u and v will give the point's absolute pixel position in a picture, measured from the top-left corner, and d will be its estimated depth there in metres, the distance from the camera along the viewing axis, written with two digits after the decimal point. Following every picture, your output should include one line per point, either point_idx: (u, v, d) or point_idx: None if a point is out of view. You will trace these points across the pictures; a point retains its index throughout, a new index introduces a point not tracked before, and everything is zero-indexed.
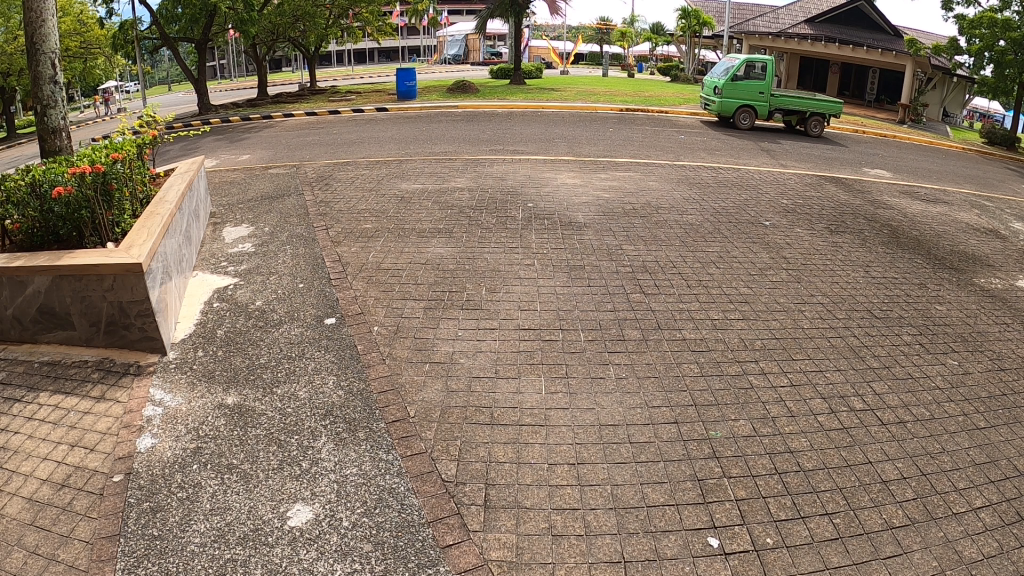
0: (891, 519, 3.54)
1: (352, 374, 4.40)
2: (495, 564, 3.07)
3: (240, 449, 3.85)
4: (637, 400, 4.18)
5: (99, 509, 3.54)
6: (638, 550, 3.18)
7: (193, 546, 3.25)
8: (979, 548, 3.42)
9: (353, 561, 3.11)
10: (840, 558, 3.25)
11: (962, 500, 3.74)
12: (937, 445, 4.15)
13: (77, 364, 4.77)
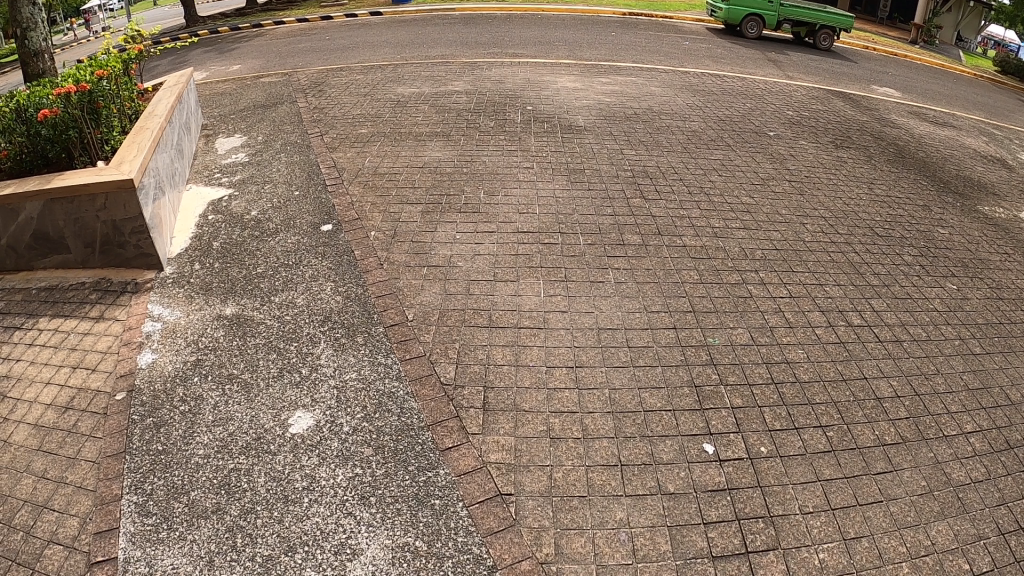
0: (883, 436, 3.63)
1: (350, 281, 4.37)
2: (494, 466, 3.14)
3: (240, 359, 3.86)
4: (636, 305, 4.18)
5: (104, 429, 3.61)
6: (635, 454, 3.23)
7: (197, 459, 3.37)
8: (967, 471, 3.49)
9: (355, 465, 3.19)
10: (832, 471, 3.36)
11: (953, 422, 3.80)
12: (931, 367, 4.19)
13: (75, 287, 4.78)
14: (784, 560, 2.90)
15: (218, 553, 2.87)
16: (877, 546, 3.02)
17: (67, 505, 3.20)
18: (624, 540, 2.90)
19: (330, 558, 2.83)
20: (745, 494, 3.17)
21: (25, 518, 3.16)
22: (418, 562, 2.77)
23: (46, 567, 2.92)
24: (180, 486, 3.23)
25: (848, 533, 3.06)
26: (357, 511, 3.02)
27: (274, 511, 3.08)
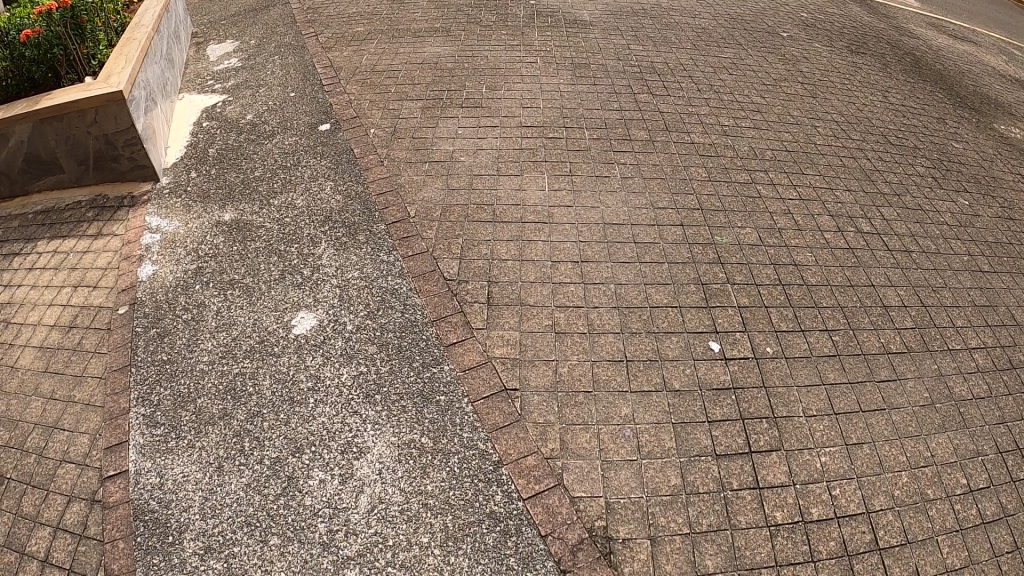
0: (888, 343, 3.68)
1: (350, 179, 4.30)
2: (499, 361, 3.13)
3: (241, 263, 3.81)
4: (643, 201, 4.10)
5: (108, 343, 3.67)
6: (640, 350, 3.21)
7: (202, 366, 3.43)
8: (970, 386, 3.56)
9: (358, 363, 3.18)
10: (836, 376, 3.42)
11: (958, 337, 3.82)
12: (939, 280, 4.15)
13: (71, 207, 4.72)
14: (785, 461, 3.02)
15: (227, 460, 3.04)
16: (878, 452, 3.15)
17: (76, 424, 3.29)
18: (628, 437, 2.93)
19: (336, 458, 2.93)
20: (750, 395, 3.18)
21: (37, 439, 3.25)
22: (424, 458, 2.85)
23: (61, 485, 3.05)
24: (187, 396, 3.34)
25: (850, 438, 3.18)
26: (362, 409, 3.03)
27: (280, 413, 3.14)
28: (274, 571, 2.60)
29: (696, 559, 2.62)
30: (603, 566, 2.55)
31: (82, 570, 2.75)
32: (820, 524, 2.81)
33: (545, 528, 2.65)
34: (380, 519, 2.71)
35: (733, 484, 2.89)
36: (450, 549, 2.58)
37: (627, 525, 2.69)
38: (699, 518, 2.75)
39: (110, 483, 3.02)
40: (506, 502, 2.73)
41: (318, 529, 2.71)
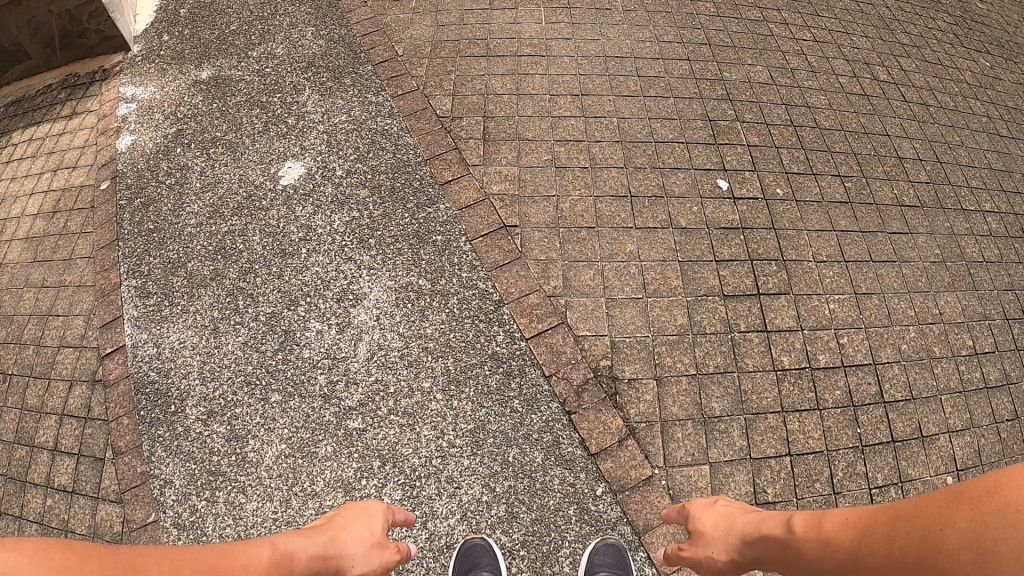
0: (902, 197, 3.51)
1: (332, 24, 4.02)
2: (497, 198, 2.98)
3: (222, 120, 3.61)
4: (647, 35, 3.82)
5: (94, 222, 3.51)
6: (645, 184, 3.06)
7: (191, 230, 3.30)
8: (982, 249, 3.45)
9: (351, 209, 3.04)
10: (847, 223, 3.28)
11: (973, 199, 3.65)
12: (955, 139, 3.93)
13: (43, 92, 4.47)
14: (794, 305, 2.94)
15: (222, 321, 2.99)
16: (886, 305, 3.10)
17: (70, 307, 3.24)
18: (634, 275, 2.78)
19: (333, 307, 2.82)
20: (759, 237, 3.03)
21: (33, 330, 3.18)
22: (422, 301, 2.73)
23: (60, 372, 3.04)
24: (177, 261, 3.24)
25: (860, 288, 3.11)
26: (357, 256, 2.90)
27: (273, 266, 3.02)
28: (277, 428, 2.67)
29: (702, 400, 2.61)
30: (609, 408, 2.53)
31: (92, 453, 2.81)
32: (826, 371, 2.82)
33: (549, 369, 2.58)
34: (380, 365, 2.66)
35: (741, 325, 2.78)
36: (452, 393, 2.56)
37: (632, 365, 2.61)
38: (706, 359, 2.68)
39: (108, 361, 3.00)
40: (509, 343, 2.63)
41: (317, 381, 2.72)
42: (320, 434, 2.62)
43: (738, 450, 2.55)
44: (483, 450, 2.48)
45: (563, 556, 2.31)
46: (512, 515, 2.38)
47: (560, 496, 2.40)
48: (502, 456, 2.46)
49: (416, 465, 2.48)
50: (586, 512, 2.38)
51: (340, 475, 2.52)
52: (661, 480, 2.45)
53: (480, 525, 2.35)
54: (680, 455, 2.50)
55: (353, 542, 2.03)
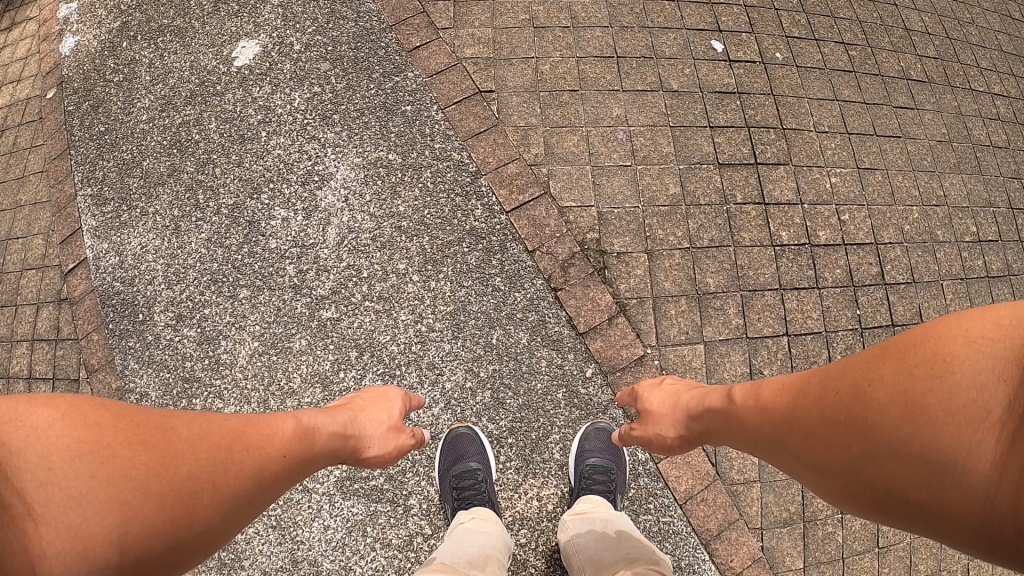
0: (908, 70, 3.25)
1: None
2: (470, 62, 2.73)
3: (169, 6, 3.29)
4: None
5: (43, 134, 3.21)
6: (633, 46, 2.80)
7: (143, 127, 3.00)
8: (989, 133, 3.23)
9: (312, 85, 2.80)
10: (851, 94, 3.04)
11: (982, 79, 3.39)
12: (966, 15, 3.60)
13: None
14: (793, 178, 2.73)
15: (183, 219, 2.75)
16: (890, 182, 2.91)
17: (28, 229, 2.99)
18: (621, 140, 2.57)
19: (297, 191, 2.62)
20: (758, 102, 2.81)
21: None
22: (393, 176, 2.52)
23: (26, 297, 2.85)
24: (130, 161, 2.95)
25: (862, 163, 2.90)
26: (321, 133, 2.69)
27: (232, 154, 2.80)
28: (248, 325, 2.49)
29: (697, 276, 2.37)
30: (598, 283, 2.31)
31: (67, 375, 2.67)
32: (826, 248, 2.65)
33: (531, 244, 2.37)
34: (352, 250, 2.43)
35: (737, 196, 2.57)
36: (429, 274, 2.34)
37: (622, 238, 2.39)
38: (700, 232, 2.45)
39: (72, 278, 2.79)
40: (488, 217, 2.42)
41: (286, 271, 2.50)
42: (293, 327, 2.41)
43: (736, 327, 2.36)
44: (465, 333, 2.25)
45: (553, 442, 2.16)
46: (498, 401, 2.19)
47: (548, 380, 2.21)
48: (485, 339, 2.24)
49: (396, 353, 2.25)
50: (575, 395, 2.20)
51: (317, 369, 2.33)
52: (654, 361, 2.25)
53: (465, 413, 2.18)
54: (673, 334, 2.29)
55: (371, 424, 1.87)
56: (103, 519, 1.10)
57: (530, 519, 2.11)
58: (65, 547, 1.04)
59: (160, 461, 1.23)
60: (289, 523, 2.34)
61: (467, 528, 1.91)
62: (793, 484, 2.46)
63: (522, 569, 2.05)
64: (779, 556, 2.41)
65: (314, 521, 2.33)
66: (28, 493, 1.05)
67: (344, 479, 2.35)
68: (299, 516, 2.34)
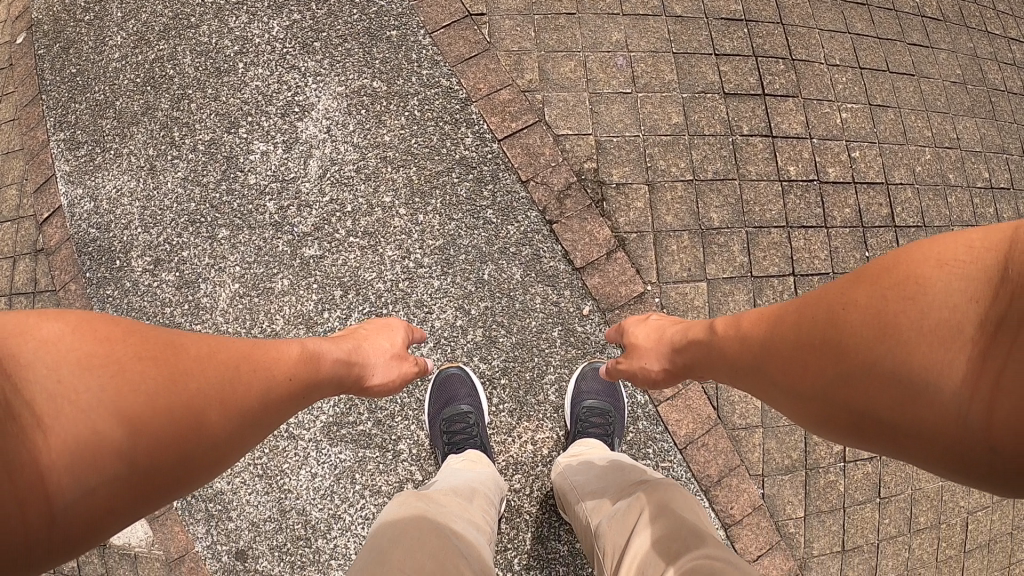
0: (924, 8, 3.06)
1: None
2: None
3: None
4: None
5: (14, 80, 2.88)
6: None
7: (115, 65, 2.78)
8: (1005, 78, 3.05)
9: (292, 13, 2.62)
10: (863, 27, 2.88)
11: (1000, 20, 3.20)
12: None
13: None
14: (802, 111, 2.58)
15: (158, 158, 2.59)
16: (902, 121, 2.76)
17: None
18: (622, 67, 2.41)
19: (277, 123, 2.47)
20: (766, 31, 2.65)
21: None
22: (378, 105, 2.37)
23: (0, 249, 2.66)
24: (103, 102, 2.74)
25: (874, 99, 2.75)
26: (301, 62, 2.52)
27: (207, 89, 2.63)
28: (228, 267, 2.36)
29: (701, 210, 2.24)
30: (596, 216, 2.18)
31: None
32: (836, 186, 2.51)
33: (525, 174, 2.23)
34: (335, 184, 2.29)
35: (744, 128, 2.43)
36: (417, 207, 2.20)
37: (622, 168, 2.25)
38: (704, 164, 2.31)
39: (47, 227, 2.62)
40: (478, 145, 2.27)
41: (266, 208, 2.37)
42: (275, 267, 2.28)
43: (740, 265, 2.23)
44: (456, 269, 2.13)
45: (548, 383, 2.05)
46: (491, 340, 2.08)
47: (543, 317, 2.09)
48: (476, 274, 2.12)
49: (382, 291, 2.14)
50: (572, 334, 2.08)
51: (300, 310, 2.20)
52: (654, 299, 2.13)
53: (456, 352, 2.06)
54: (675, 271, 2.17)
55: (372, 355, 1.76)
56: (112, 430, 0.97)
57: (524, 464, 2.01)
58: (75, 461, 0.92)
59: (168, 375, 1.10)
60: (276, 471, 2.24)
61: (457, 467, 1.81)
62: (795, 431, 2.34)
63: (516, 515, 1.97)
64: (780, 505, 2.32)
65: (302, 469, 2.23)
66: (30, 402, 0.92)
67: (331, 425, 2.23)
68: (286, 464, 2.23)
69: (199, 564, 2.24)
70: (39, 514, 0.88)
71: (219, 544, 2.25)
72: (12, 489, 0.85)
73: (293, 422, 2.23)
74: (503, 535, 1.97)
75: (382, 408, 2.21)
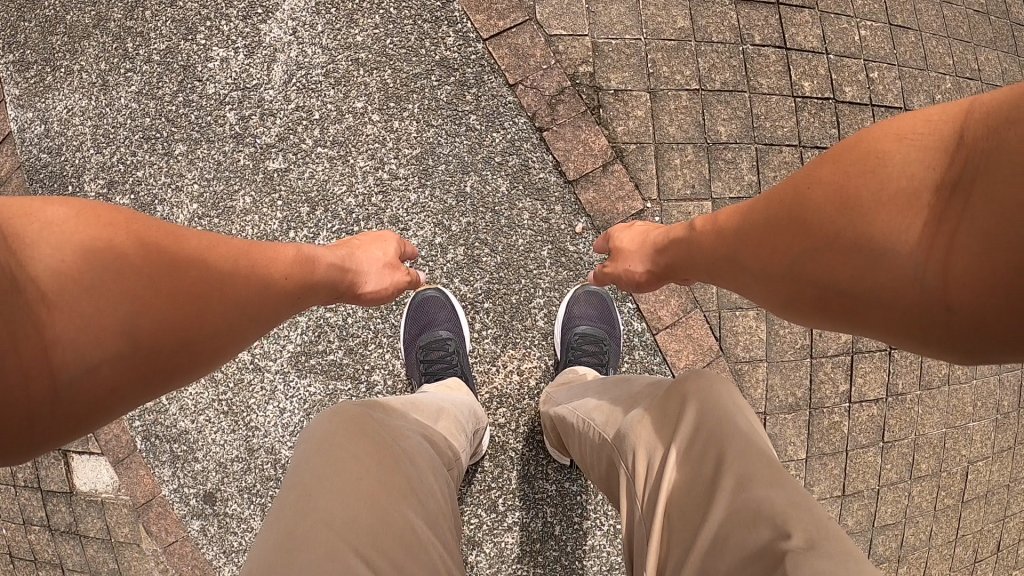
0: None
1: None
2: None
3: None
4: None
5: None
6: None
7: None
8: None
9: None
10: None
11: None
12: None
13: None
14: (818, 24, 2.33)
15: (111, 72, 2.24)
16: (923, 45, 2.46)
17: None
18: None
19: (238, 26, 2.19)
20: None
21: None
22: (349, 3, 2.10)
23: None
24: (53, 16, 2.32)
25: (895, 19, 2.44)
26: None
27: None
28: (185, 185, 2.12)
29: (706, 122, 2.03)
30: (591, 124, 1.97)
31: None
32: (852, 105, 2.29)
33: (513, 77, 2.00)
34: (301, 90, 2.06)
35: (755, 37, 2.20)
36: (391, 112, 1.99)
37: (621, 73, 2.03)
38: (712, 73, 2.09)
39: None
40: (461, 45, 2.03)
41: (226, 120, 2.12)
42: (236, 183, 2.06)
43: (748, 185, 2.04)
44: (434, 180, 1.94)
45: (536, 308, 1.88)
46: (473, 259, 1.90)
47: (531, 235, 1.91)
48: (457, 187, 1.93)
49: (353, 207, 1.95)
50: (563, 254, 1.91)
51: (263, 229, 2.00)
52: (653, 218, 1.95)
53: (434, 273, 1.89)
54: (677, 188, 1.98)
55: (367, 262, 1.59)
56: (117, 309, 0.87)
57: (509, 397, 1.84)
58: (80, 338, 0.82)
59: (170, 262, 0.98)
60: (241, 407, 2.05)
61: (433, 392, 1.65)
62: (802, 367, 2.09)
63: (499, 452, 1.81)
64: (781, 445, 2.13)
65: (269, 403, 2.03)
66: (27, 274, 0.80)
67: (298, 354, 1.99)
68: (252, 398, 2.03)
69: (167, 510, 2.12)
70: (41, 389, 0.79)
71: (187, 488, 2.11)
72: (12, 359, 0.76)
73: (258, 352, 2.01)
74: (485, 475, 1.80)
75: (354, 334, 1.97)
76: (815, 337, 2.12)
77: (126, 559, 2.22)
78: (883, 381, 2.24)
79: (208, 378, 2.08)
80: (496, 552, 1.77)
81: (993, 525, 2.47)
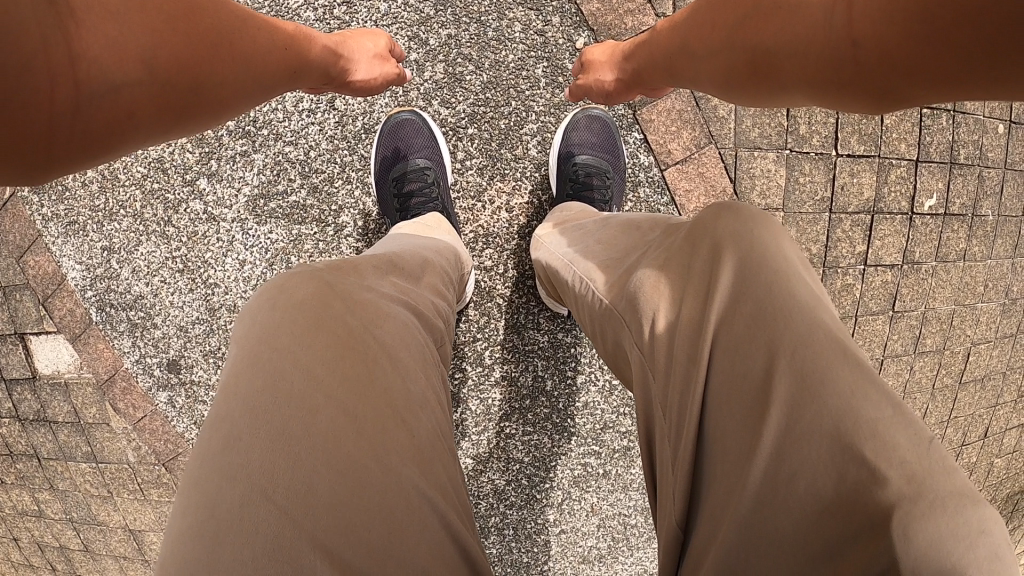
0: None
1: None
2: None
3: None
4: None
5: None
6: None
7: None
8: None
9: None
10: None
11: None
12: None
13: None
14: None
15: None
16: None
17: None
18: None
19: None
20: None
21: None
22: None
23: None
24: None
25: None
26: None
27: None
28: None
29: None
30: None
31: None
32: None
33: None
34: None
35: None
36: None
37: None
38: None
39: None
40: None
41: None
42: None
43: None
44: None
45: (529, 135, 1.73)
46: (455, 78, 1.71)
47: (524, 50, 1.71)
48: None
49: (312, 24, 1.66)
50: (561, 74, 1.73)
51: None
52: None
53: (409, 95, 1.71)
54: None
55: (358, 51, 1.44)
56: (137, 37, 0.80)
57: (497, 236, 1.72)
58: (105, 55, 0.75)
59: (187, 7, 0.89)
60: (197, 263, 1.84)
61: (410, 232, 1.47)
62: (820, 221, 1.92)
63: (486, 300, 1.69)
64: None
65: (227, 257, 1.83)
66: None
67: (257, 198, 1.80)
68: (208, 252, 1.83)
69: (131, 384, 1.93)
70: (65, 98, 0.72)
71: (149, 357, 1.91)
72: (44, 64, 0.69)
73: (211, 199, 1.82)
74: (471, 325, 1.69)
75: (317, 171, 1.79)
76: (837, 189, 1.91)
77: (99, 440, 2.06)
78: (901, 247, 2.03)
79: (159, 235, 1.84)
80: (482, 409, 1.70)
81: (984, 411, 2.36)
